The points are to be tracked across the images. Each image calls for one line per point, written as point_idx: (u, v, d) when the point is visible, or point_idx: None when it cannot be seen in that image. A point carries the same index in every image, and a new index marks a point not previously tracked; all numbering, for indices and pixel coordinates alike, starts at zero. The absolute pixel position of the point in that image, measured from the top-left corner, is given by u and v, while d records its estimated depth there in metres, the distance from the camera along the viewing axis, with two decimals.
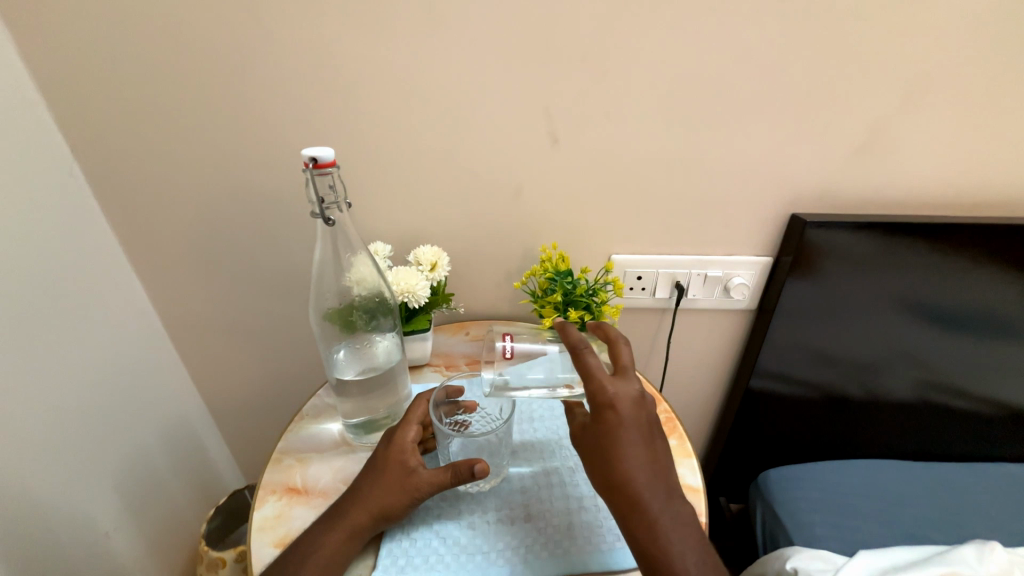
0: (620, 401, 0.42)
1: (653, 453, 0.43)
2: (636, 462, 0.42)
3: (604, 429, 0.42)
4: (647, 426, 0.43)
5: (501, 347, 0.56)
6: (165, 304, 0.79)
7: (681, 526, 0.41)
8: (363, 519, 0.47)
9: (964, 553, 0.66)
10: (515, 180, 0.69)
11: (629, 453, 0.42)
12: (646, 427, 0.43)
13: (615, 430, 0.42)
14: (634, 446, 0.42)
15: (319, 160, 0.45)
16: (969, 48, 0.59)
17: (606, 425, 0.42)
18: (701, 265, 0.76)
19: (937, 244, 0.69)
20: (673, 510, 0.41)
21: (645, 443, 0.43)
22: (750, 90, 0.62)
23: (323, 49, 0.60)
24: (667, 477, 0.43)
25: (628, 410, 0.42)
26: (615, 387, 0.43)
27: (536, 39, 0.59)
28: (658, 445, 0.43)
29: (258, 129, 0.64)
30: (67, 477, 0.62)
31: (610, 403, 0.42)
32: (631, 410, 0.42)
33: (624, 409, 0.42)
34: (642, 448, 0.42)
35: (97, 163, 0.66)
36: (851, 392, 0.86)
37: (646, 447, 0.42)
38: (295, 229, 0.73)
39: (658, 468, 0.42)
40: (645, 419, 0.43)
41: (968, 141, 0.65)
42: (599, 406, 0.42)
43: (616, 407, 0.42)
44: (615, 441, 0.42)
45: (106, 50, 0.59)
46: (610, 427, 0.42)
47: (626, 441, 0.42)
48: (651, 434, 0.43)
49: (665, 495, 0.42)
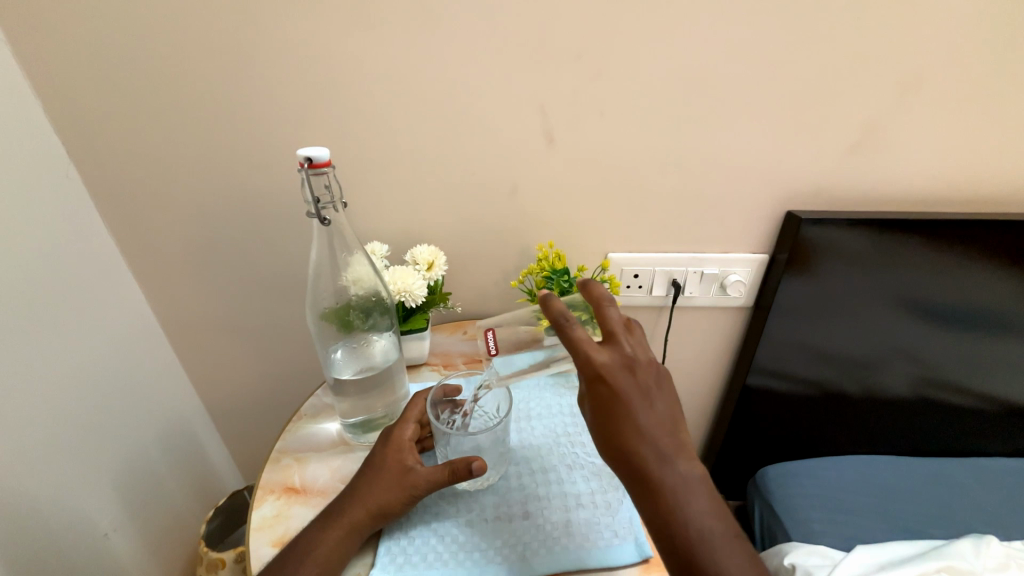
0: (612, 369, 0.41)
1: (655, 420, 0.41)
2: (638, 432, 0.40)
3: (601, 400, 0.42)
4: (647, 389, 0.42)
5: (487, 348, 0.57)
6: (161, 305, 0.79)
7: (694, 493, 0.40)
8: (361, 516, 0.47)
9: (960, 547, 0.66)
10: (511, 180, 0.69)
11: (630, 423, 0.41)
12: (644, 392, 0.42)
13: (612, 401, 0.41)
14: (636, 413, 0.41)
15: (314, 160, 0.45)
16: (962, 44, 0.59)
17: (602, 395, 0.41)
18: (697, 263, 0.76)
19: (933, 240, 0.69)
20: (683, 476, 0.40)
21: (647, 408, 0.41)
22: (744, 87, 0.62)
23: (318, 48, 0.60)
24: (675, 444, 0.41)
25: (622, 377, 0.41)
26: (604, 355, 0.41)
27: (531, 37, 0.59)
28: (660, 408, 0.42)
29: (253, 129, 0.65)
30: (66, 479, 0.63)
31: (602, 373, 0.41)
32: (625, 376, 0.41)
33: (618, 377, 0.41)
34: (645, 415, 0.41)
35: (93, 164, 0.66)
36: (849, 388, 0.87)
37: (649, 413, 0.41)
38: (292, 230, 0.73)
39: (665, 435, 0.41)
40: (642, 383, 0.42)
41: (960, 138, 0.65)
42: (591, 378, 0.41)
43: (609, 375, 0.41)
44: (613, 412, 0.41)
45: (100, 51, 0.59)
46: (606, 398, 0.41)
47: (626, 408, 0.41)
48: (652, 399, 0.42)
49: (675, 462, 0.40)
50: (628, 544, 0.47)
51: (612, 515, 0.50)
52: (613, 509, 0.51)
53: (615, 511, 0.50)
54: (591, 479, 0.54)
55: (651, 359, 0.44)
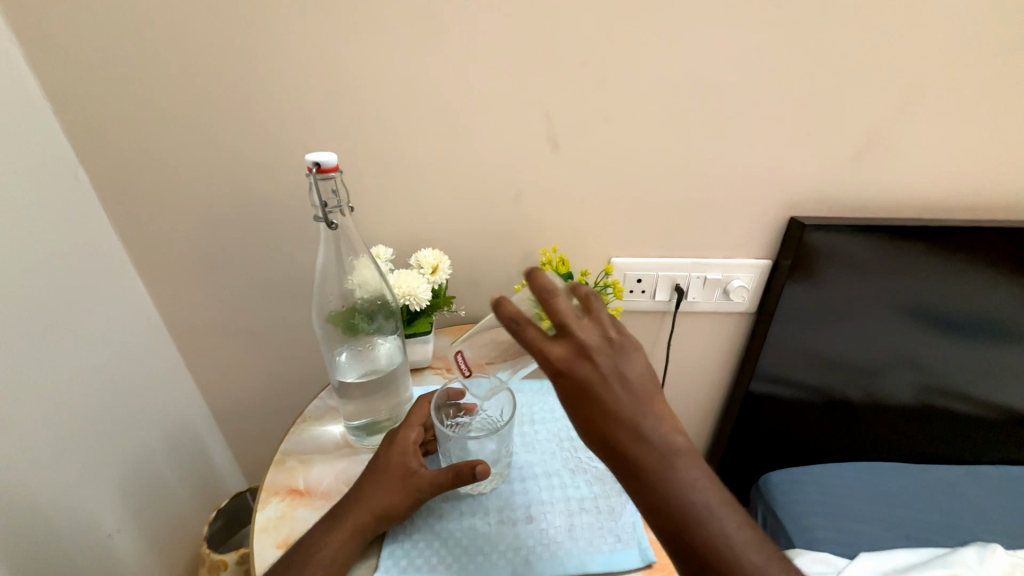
0: (570, 362, 0.36)
1: (629, 404, 0.36)
2: (612, 421, 0.36)
3: (568, 397, 0.37)
4: (614, 374, 0.36)
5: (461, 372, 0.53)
6: (167, 307, 0.80)
7: (682, 473, 0.35)
8: (365, 519, 0.47)
9: (965, 554, 0.66)
10: (515, 185, 0.70)
11: (604, 415, 0.36)
12: (612, 377, 0.36)
13: (579, 396, 0.36)
14: (606, 402, 0.36)
15: (323, 165, 0.45)
16: (963, 52, 0.59)
17: (568, 391, 0.37)
18: (700, 268, 0.76)
19: (936, 247, 0.70)
20: (671, 456, 0.36)
21: (617, 393, 0.36)
22: (747, 94, 0.62)
23: (325, 54, 0.60)
24: (656, 423, 0.36)
25: (583, 368, 0.36)
26: (558, 349, 0.36)
27: (536, 44, 0.60)
28: (633, 390, 0.36)
29: (261, 134, 0.65)
30: (70, 478, 0.63)
31: (561, 369, 0.36)
32: (587, 367, 0.36)
33: (578, 369, 0.36)
34: (617, 402, 0.36)
35: (103, 167, 0.67)
36: (852, 394, 0.86)
37: (620, 399, 0.36)
38: (297, 233, 0.73)
39: (643, 418, 0.36)
40: (608, 369, 0.36)
41: (963, 146, 0.65)
42: (551, 376, 0.37)
43: (569, 369, 0.36)
44: (582, 407, 0.37)
45: (111, 56, 0.59)
46: (572, 395, 0.37)
47: (594, 401, 0.36)
48: (621, 381, 0.36)
49: (659, 441, 0.36)
50: (631, 549, 0.47)
51: (615, 520, 0.50)
52: (616, 514, 0.51)
53: (618, 517, 0.50)
54: (594, 484, 0.54)
55: (617, 337, 0.37)
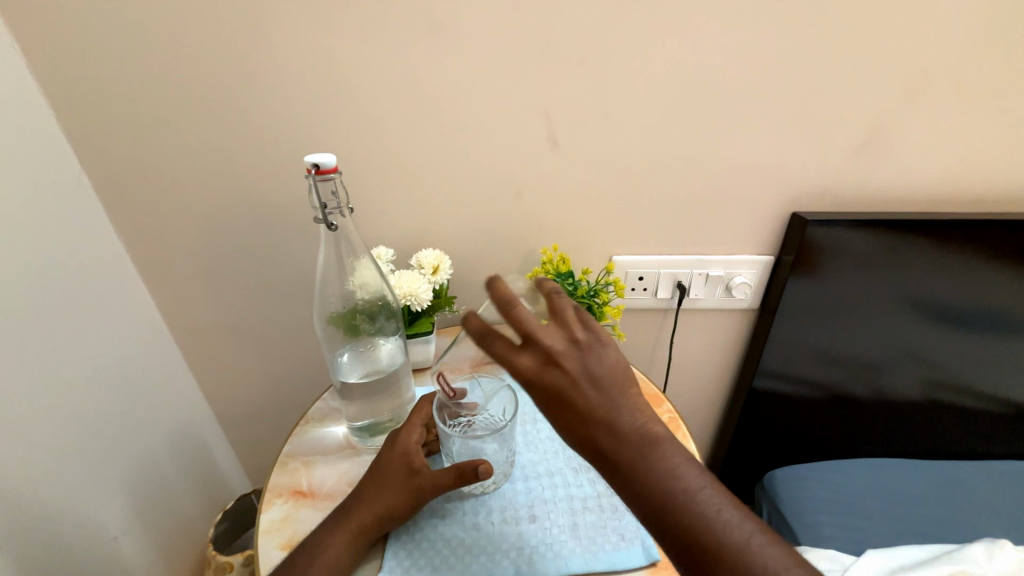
0: (535, 369, 0.37)
1: (597, 397, 0.36)
2: (587, 421, 0.36)
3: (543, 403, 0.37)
4: (578, 370, 0.36)
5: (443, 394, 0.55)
6: (171, 310, 0.80)
7: (657, 454, 0.34)
8: (368, 519, 0.48)
9: (973, 551, 0.65)
10: (516, 183, 0.69)
11: (577, 415, 0.36)
12: (578, 377, 0.36)
13: (550, 400, 0.37)
14: (576, 398, 0.36)
15: (322, 166, 0.45)
16: (964, 43, 0.59)
17: (541, 397, 0.37)
18: (702, 265, 0.76)
19: (941, 241, 0.69)
20: (646, 443, 0.35)
21: (583, 390, 0.36)
22: (746, 90, 0.62)
23: (323, 55, 0.60)
24: (632, 416, 0.36)
25: (550, 374, 0.36)
26: (523, 359, 0.37)
27: (533, 43, 0.60)
28: (604, 388, 0.36)
29: (260, 137, 0.65)
30: (75, 481, 0.63)
31: (529, 376, 0.37)
32: (553, 373, 0.36)
33: (545, 376, 0.36)
34: (587, 400, 0.36)
35: (105, 172, 0.67)
36: (857, 390, 0.86)
37: (588, 394, 0.36)
38: (299, 235, 0.73)
39: (612, 406, 0.36)
40: (571, 368, 0.36)
41: (965, 138, 0.65)
42: (526, 387, 0.38)
43: (536, 377, 0.37)
44: (556, 412, 0.37)
45: (111, 61, 0.60)
46: (547, 401, 0.37)
47: (565, 400, 0.36)
48: (585, 377, 0.36)
49: (632, 428, 0.35)
50: (635, 548, 0.47)
51: (619, 519, 0.50)
52: (619, 513, 0.51)
53: (621, 515, 0.50)
54: (597, 483, 0.54)
55: (583, 338, 0.37)
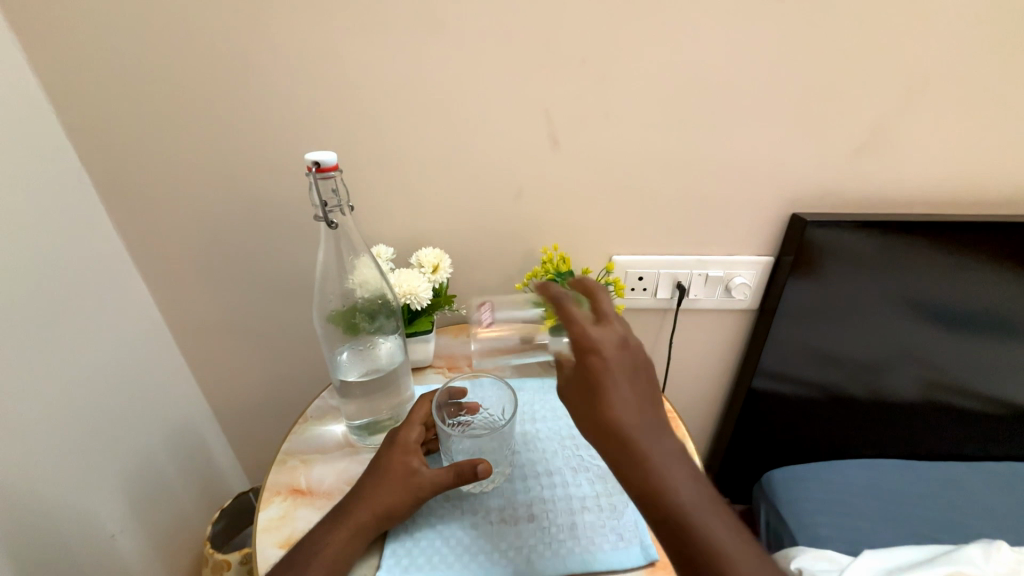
0: (587, 349, 0.40)
1: (629, 397, 0.39)
2: (619, 410, 0.38)
3: (577, 382, 0.41)
4: (622, 370, 0.39)
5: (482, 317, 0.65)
6: (169, 308, 0.80)
7: (670, 464, 0.37)
8: (367, 518, 0.47)
9: (971, 552, 0.65)
10: (516, 182, 0.69)
11: (620, 396, 0.39)
12: (620, 373, 0.39)
13: (586, 382, 0.40)
14: (609, 390, 0.39)
15: (322, 164, 0.45)
16: (965, 44, 0.59)
17: (579, 376, 0.40)
18: (702, 265, 0.76)
19: (940, 242, 0.69)
20: (661, 450, 0.37)
21: (622, 386, 0.39)
22: (747, 90, 0.62)
23: (323, 53, 0.60)
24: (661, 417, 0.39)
25: (596, 360, 0.39)
26: (582, 336, 0.40)
27: (534, 41, 0.60)
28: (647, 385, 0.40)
29: (260, 134, 0.65)
30: (71, 479, 0.63)
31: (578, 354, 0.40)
32: (600, 359, 0.39)
33: (591, 359, 0.40)
34: (619, 394, 0.39)
35: (103, 168, 0.67)
36: (856, 391, 0.86)
37: (622, 391, 0.39)
38: (298, 233, 0.73)
39: (641, 411, 0.38)
40: (618, 362, 0.40)
41: (965, 140, 0.65)
42: (582, 357, 0.40)
43: (585, 357, 0.40)
44: (586, 394, 0.40)
45: (110, 56, 0.59)
46: (588, 377, 0.40)
47: (598, 388, 0.39)
48: (626, 378, 0.39)
49: (651, 434, 0.38)
50: (634, 547, 0.47)
51: (618, 519, 0.50)
52: (618, 512, 0.51)
53: (620, 515, 0.51)
54: (596, 482, 0.54)
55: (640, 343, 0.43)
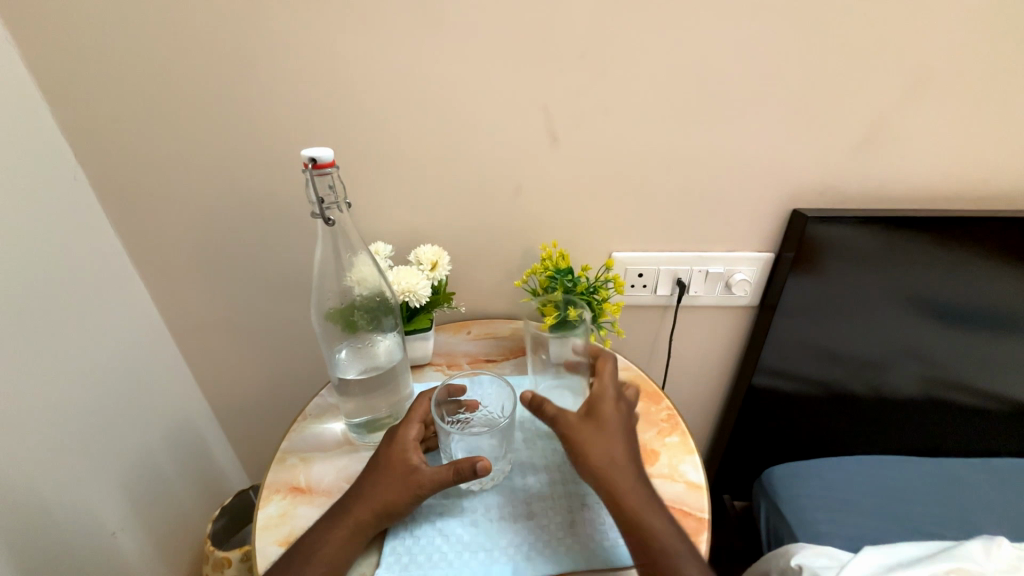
0: (606, 399, 0.51)
1: (626, 442, 0.49)
2: (623, 452, 0.48)
3: (584, 418, 0.50)
4: (625, 423, 0.51)
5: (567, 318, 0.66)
6: (168, 306, 0.80)
7: (648, 499, 0.46)
8: (366, 516, 0.47)
9: (971, 548, 0.65)
10: (514, 178, 0.69)
11: (627, 441, 0.49)
12: (623, 423, 0.50)
13: (596, 420, 0.49)
14: (614, 434, 0.49)
15: (319, 160, 0.45)
16: (968, 37, 0.58)
17: (589, 415, 0.50)
18: (702, 262, 0.76)
19: (941, 238, 0.69)
20: (646, 491, 0.47)
21: (624, 433, 0.50)
22: (747, 85, 0.62)
23: (320, 48, 0.60)
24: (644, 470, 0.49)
25: (609, 408, 0.51)
26: (605, 389, 0.52)
27: (533, 37, 0.59)
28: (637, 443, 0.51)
29: (257, 131, 0.65)
30: (72, 477, 0.63)
31: (595, 399, 0.51)
32: (612, 408, 0.51)
33: (606, 406, 0.51)
34: (619, 438, 0.49)
35: (99, 166, 0.66)
36: (856, 388, 0.86)
37: (622, 436, 0.49)
38: (296, 230, 0.73)
39: (631, 453, 0.49)
40: (623, 415, 0.51)
41: (967, 135, 0.64)
42: (604, 405, 0.51)
43: (601, 404, 0.51)
44: (591, 428, 0.49)
45: (104, 53, 0.59)
46: (604, 421, 0.50)
47: (606, 429, 0.49)
48: (626, 428, 0.50)
49: (640, 477, 0.47)
50: None
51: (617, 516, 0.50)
52: None
53: None
54: None
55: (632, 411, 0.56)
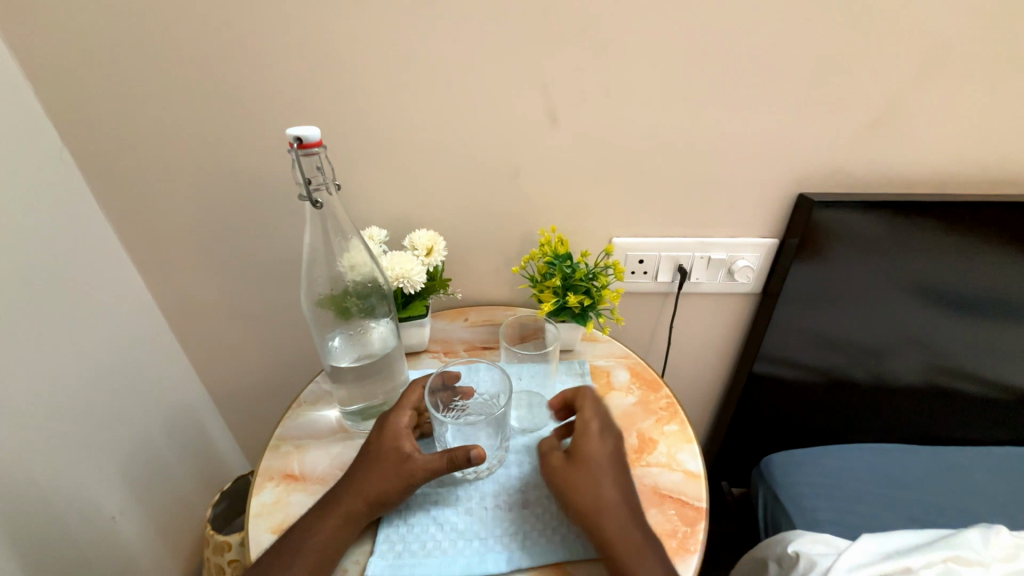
0: (589, 434, 0.49)
1: (612, 477, 0.47)
2: (608, 493, 0.46)
3: (566, 458, 0.49)
4: (612, 458, 0.49)
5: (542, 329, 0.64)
6: (162, 292, 0.78)
7: (639, 541, 0.44)
8: (359, 505, 0.47)
9: (970, 536, 0.64)
10: (513, 162, 0.67)
11: (612, 480, 0.47)
12: (609, 458, 0.49)
13: (579, 458, 0.48)
14: (599, 472, 0.47)
15: (305, 140, 0.43)
16: (986, 13, 0.55)
17: (571, 453, 0.49)
18: (704, 248, 0.74)
19: (951, 224, 0.67)
20: (637, 532, 0.45)
21: (611, 470, 0.48)
22: (755, 64, 0.59)
23: (309, 24, 0.57)
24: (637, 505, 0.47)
25: (592, 443, 0.49)
26: (587, 422, 0.50)
27: (531, 12, 0.57)
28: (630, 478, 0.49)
29: (247, 112, 0.63)
30: (70, 461, 0.63)
31: (577, 435, 0.49)
32: (596, 444, 0.49)
33: (588, 440, 0.49)
34: (606, 478, 0.47)
35: (86, 148, 0.64)
36: (858, 376, 0.85)
37: (609, 474, 0.47)
38: (290, 215, 0.71)
39: (622, 493, 0.47)
40: (609, 450, 0.49)
41: (982, 116, 0.62)
42: (586, 443, 0.49)
43: (584, 440, 0.49)
44: (573, 469, 0.47)
45: (85, 28, 0.56)
46: (586, 461, 0.48)
47: (590, 467, 0.47)
48: (612, 461, 0.49)
49: (630, 517, 0.45)
50: None
51: None
52: None
53: None
54: None
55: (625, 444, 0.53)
